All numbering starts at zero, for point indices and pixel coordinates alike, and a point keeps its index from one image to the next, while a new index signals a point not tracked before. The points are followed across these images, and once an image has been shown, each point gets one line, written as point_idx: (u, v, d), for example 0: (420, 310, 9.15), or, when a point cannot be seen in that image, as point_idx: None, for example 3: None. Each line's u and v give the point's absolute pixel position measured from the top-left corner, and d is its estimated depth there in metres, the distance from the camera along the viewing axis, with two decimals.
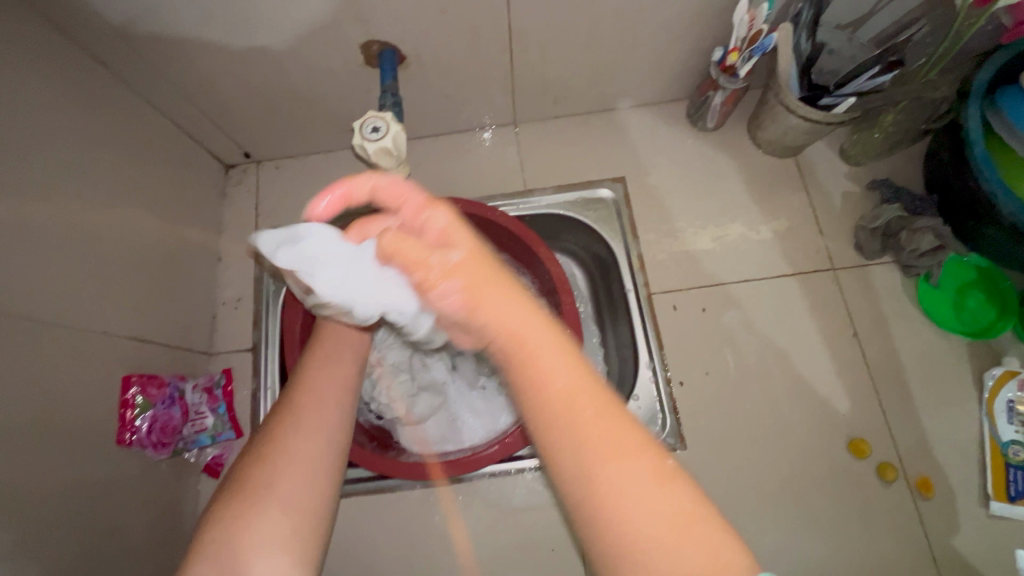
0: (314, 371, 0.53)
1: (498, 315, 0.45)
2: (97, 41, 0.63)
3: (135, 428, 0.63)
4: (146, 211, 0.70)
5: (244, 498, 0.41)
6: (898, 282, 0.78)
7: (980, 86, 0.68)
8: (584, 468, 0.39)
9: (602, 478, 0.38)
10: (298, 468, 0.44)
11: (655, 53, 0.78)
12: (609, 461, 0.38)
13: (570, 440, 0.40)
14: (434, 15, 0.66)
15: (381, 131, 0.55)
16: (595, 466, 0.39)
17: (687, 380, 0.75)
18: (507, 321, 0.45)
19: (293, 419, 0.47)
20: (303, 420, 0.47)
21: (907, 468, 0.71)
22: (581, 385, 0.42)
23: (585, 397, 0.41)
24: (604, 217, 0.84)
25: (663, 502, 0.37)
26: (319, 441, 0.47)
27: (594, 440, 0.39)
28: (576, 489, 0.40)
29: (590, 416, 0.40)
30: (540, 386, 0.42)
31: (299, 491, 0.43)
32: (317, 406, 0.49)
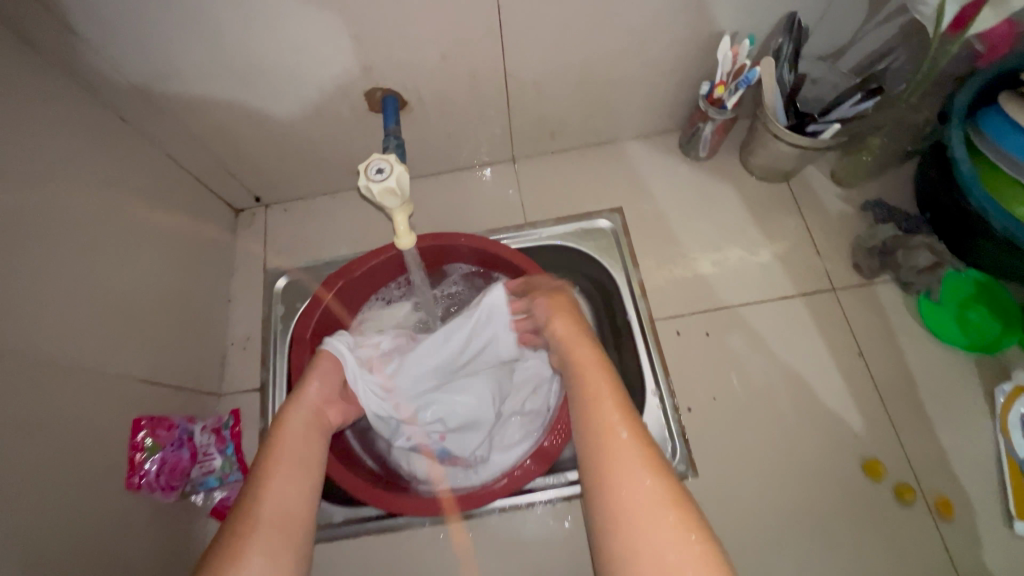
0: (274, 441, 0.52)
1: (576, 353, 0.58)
2: (117, 96, 0.67)
3: (145, 470, 0.62)
4: (160, 255, 0.72)
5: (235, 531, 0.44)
6: (900, 300, 0.79)
7: (960, 107, 0.70)
8: (635, 510, 0.42)
9: (637, 510, 0.42)
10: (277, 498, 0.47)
11: (646, 88, 0.81)
12: (638, 498, 0.42)
13: (616, 478, 0.44)
14: (434, 61, 0.70)
15: (386, 172, 0.58)
16: (619, 501, 0.43)
17: (694, 406, 0.75)
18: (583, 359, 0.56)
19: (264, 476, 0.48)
20: (277, 465, 0.49)
21: (925, 488, 0.69)
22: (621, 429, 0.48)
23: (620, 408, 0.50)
24: (603, 246, 0.86)
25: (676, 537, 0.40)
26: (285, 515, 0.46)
27: (631, 478, 0.43)
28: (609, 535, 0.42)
29: (624, 458, 0.45)
30: (595, 417, 0.50)
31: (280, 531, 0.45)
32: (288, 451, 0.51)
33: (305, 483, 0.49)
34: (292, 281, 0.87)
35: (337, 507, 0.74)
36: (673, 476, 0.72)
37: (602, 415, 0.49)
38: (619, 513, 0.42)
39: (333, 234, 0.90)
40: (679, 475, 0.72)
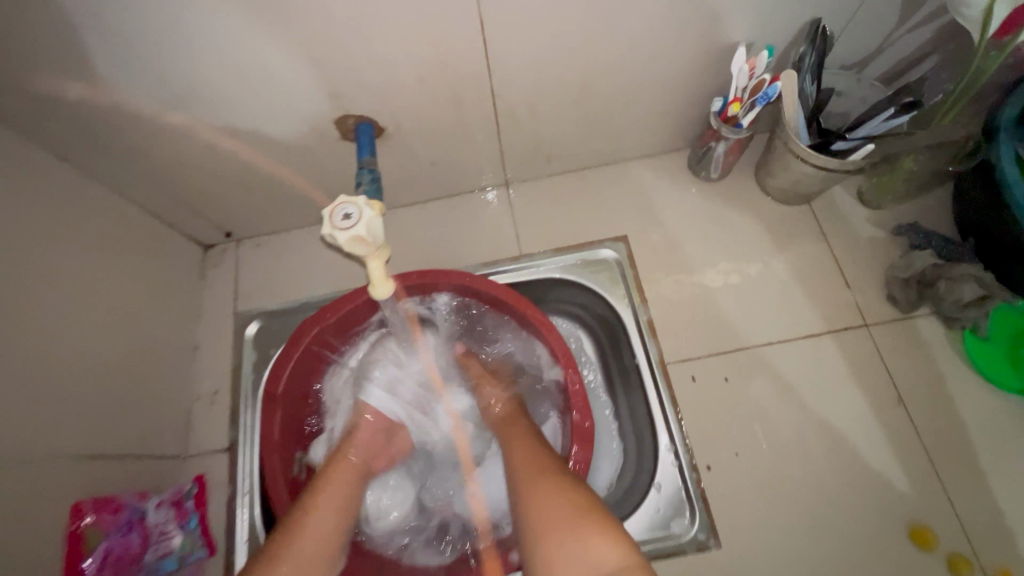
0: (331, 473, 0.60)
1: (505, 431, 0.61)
2: (55, 137, 0.59)
3: (86, 565, 0.54)
4: (113, 307, 0.64)
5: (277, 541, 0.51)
6: (943, 337, 0.70)
7: (1007, 121, 0.62)
8: (546, 536, 0.44)
9: (549, 528, 0.45)
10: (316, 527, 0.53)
11: (652, 105, 0.73)
12: (551, 515, 0.45)
13: (525, 500, 0.48)
14: (413, 84, 0.62)
15: (353, 218, 0.50)
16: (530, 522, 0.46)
17: (715, 463, 0.66)
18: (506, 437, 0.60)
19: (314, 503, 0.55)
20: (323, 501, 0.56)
21: (983, 560, 0.60)
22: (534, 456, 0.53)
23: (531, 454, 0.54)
24: (607, 280, 0.77)
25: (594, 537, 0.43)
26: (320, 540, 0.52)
27: (541, 495, 0.47)
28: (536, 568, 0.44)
29: (532, 482, 0.49)
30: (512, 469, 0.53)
31: (314, 548, 0.51)
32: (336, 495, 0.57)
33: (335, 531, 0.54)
34: (264, 325, 0.79)
35: None
36: (693, 546, 0.63)
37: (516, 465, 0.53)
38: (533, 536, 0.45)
39: (310, 271, 0.82)
40: (700, 545, 0.63)
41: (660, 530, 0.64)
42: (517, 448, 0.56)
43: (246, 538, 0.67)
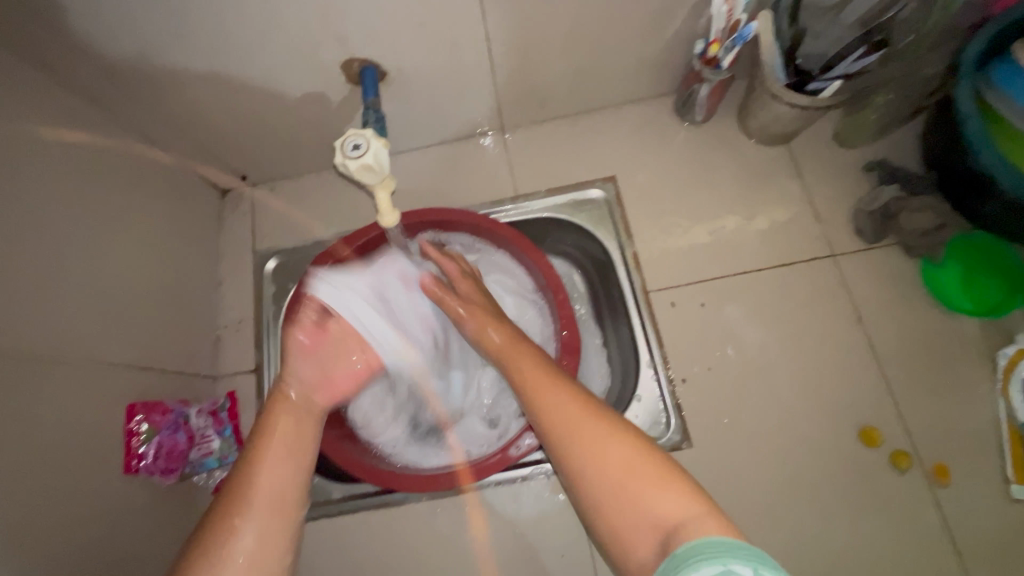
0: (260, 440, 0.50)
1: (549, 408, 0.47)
2: (85, 78, 0.65)
3: (142, 455, 0.63)
4: (146, 241, 0.71)
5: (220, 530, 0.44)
6: (902, 264, 0.76)
7: (973, 58, 0.66)
8: (607, 493, 0.41)
9: (617, 482, 0.41)
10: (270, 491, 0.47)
11: (638, 49, 0.77)
12: (607, 469, 0.42)
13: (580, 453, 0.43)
14: (412, 29, 0.66)
15: (362, 148, 0.55)
16: (594, 462, 0.42)
17: (689, 377, 0.74)
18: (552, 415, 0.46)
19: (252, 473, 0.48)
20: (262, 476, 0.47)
21: (921, 455, 0.69)
22: (592, 421, 0.44)
23: (584, 421, 0.44)
24: (596, 218, 0.84)
25: (656, 490, 0.40)
26: (279, 496, 0.47)
27: (590, 440, 0.43)
28: (599, 509, 0.42)
29: (585, 432, 0.44)
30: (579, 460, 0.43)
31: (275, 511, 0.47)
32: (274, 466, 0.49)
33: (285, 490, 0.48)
34: (282, 262, 0.86)
35: (335, 483, 0.75)
36: (668, 447, 0.72)
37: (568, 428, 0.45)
38: (610, 508, 0.41)
39: (321, 212, 0.89)
40: (674, 446, 0.72)
41: None
42: (569, 411, 0.46)
43: None
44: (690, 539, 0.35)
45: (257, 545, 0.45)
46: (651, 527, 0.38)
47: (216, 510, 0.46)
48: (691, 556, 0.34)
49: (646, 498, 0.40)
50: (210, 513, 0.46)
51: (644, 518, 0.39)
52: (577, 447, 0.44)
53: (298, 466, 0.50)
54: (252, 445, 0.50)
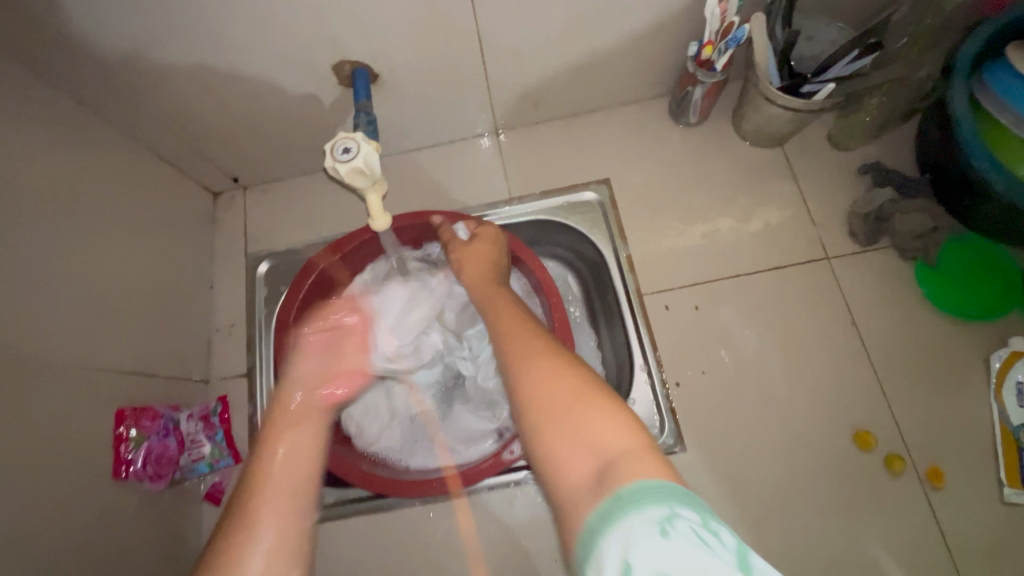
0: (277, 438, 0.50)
1: (517, 355, 0.46)
2: (75, 79, 0.64)
3: (131, 460, 0.63)
4: (137, 243, 0.71)
5: (234, 538, 0.41)
6: (896, 267, 0.76)
7: (966, 61, 0.66)
8: (552, 430, 0.38)
9: (561, 409, 0.39)
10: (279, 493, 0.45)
11: (633, 50, 0.77)
12: (556, 407, 0.39)
13: (534, 391, 0.41)
14: (405, 31, 0.66)
15: (352, 151, 0.55)
16: (542, 397, 0.40)
17: (684, 380, 0.74)
18: (516, 360, 0.45)
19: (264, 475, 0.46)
20: (274, 472, 0.46)
21: (916, 458, 0.68)
22: (550, 364, 0.43)
23: (546, 366, 0.43)
24: (590, 220, 0.83)
25: (608, 429, 0.36)
26: (291, 488, 0.46)
27: (548, 379, 0.41)
28: (545, 458, 0.38)
29: (542, 369, 0.42)
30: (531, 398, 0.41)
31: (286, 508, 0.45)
32: (287, 462, 0.48)
33: (300, 486, 0.47)
34: (274, 265, 0.86)
35: (328, 488, 0.74)
36: (662, 451, 0.71)
37: (529, 370, 0.43)
38: (551, 448, 0.38)
39: (313, 215, 0.88)
40: (668, 450, 0.71)
41: None
42: (533, 351, 0.45)
43: None
44: (639, 479, 0.31)
45: (275, 544, 0.42)
46: (593, 460, 0.34)
47: (230, 506, 0.45)
48: (630, 499, 0.29)
49: (596, 433, 0.36)
50: (227, 512, 0.44)
51: (590, 454, 0.35)
52: (533, 389, 0.41)
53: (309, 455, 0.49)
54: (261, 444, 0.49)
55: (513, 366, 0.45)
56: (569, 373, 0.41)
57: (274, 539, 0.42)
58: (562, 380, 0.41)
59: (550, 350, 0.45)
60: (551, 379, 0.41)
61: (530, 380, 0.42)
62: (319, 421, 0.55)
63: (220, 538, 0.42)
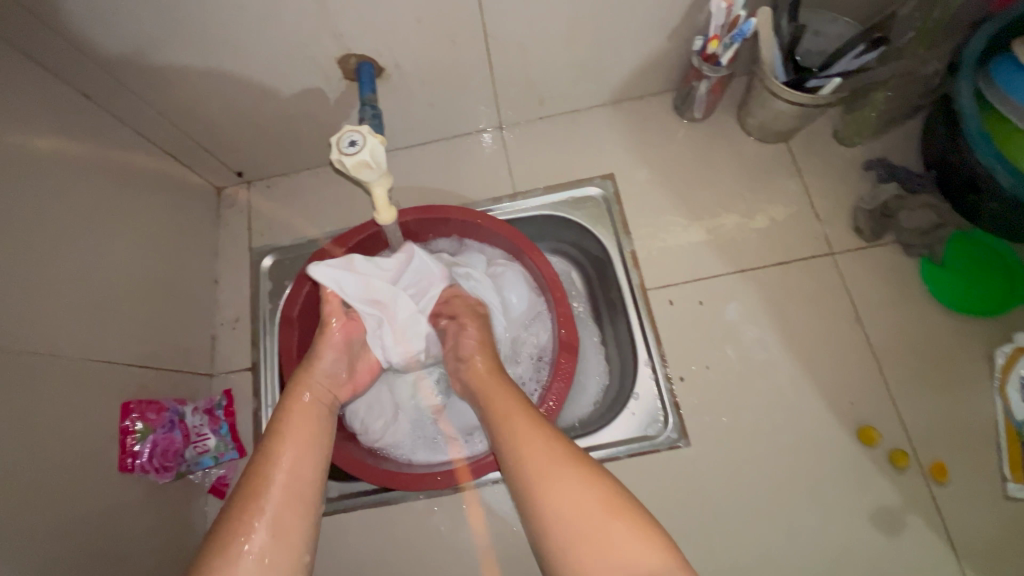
0: (281, 439, 0.51)
1: (521, 442, 0.49)
2: (79, 73, 0.64)
3: (137, 453, 0.63)
4: (141, 238, 0.71)
5: (235, 545, 0.43)
6: (901, 262, 0.76)
7: (972, 56, 0.65)
8: (566, 525, 0.44)
9: (588, 530, 0.43)
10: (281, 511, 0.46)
11: (638, 45, 0.77)
12: (571, 507, 0.44)
13: (544, 488, 0.46)
14: (410, 25, 0.66)
15: (358, 145, 0.55)
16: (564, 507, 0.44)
17: (688, 375, 0.74)
18: (522, 451, 0.49)
19: (267, 482, 0.47)
20: (280, 480, 0.48)
21: (919, 454, 0.69)
22: (557, 461, 0.47)
23: (553, 457, 0.47)
24: (594, 215, 0.83)
25: (631, 545, 0.42)
26: (296, 496, 0.48)
27: (558, 477, 0.46)
28: (559, 547, 0.43)
29: (553, 468, 0.47)
30: (542, 491, 0.46)
31: (288, 524, 0.46)
32: (291, 468, 0.49)
33: (302, 494, 0.48)
34: (278, 259, 0.86)
35: (332, 482, 0.75)
36: (666, 445, 0.72)
37: (537, 460, 0.47)
38: (563, 542, 0.43)
39: (317, 210, 0.88)
40: (672, 445, 0.72)
41: (638, 434, 0.73)
42: (542, 452, 0.48)
43: None
44: None
45: (268, 552, 0.44)
46: (618, 571, 0.41)
47: (234, 504, 0.46)
48: None
49: (611, 541, 0.42)
50: (230, 505, 0.46)
51: (610, 561, 0.41)
52: (547, 482, 0.46)
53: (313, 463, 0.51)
54: (271, 446, 0.50)
55: (514, 451, 0.49)
56: (580, 470, 0.46)
57: (269, 539, 0.45)
58: (570, 478, 0.45)
59: (558, 443, 0.49)
60: (563, 475, 0.46)
61: (540, 483, 0.46)
62: (325, 431, 0.55)
63: (219, 541, 0.44)
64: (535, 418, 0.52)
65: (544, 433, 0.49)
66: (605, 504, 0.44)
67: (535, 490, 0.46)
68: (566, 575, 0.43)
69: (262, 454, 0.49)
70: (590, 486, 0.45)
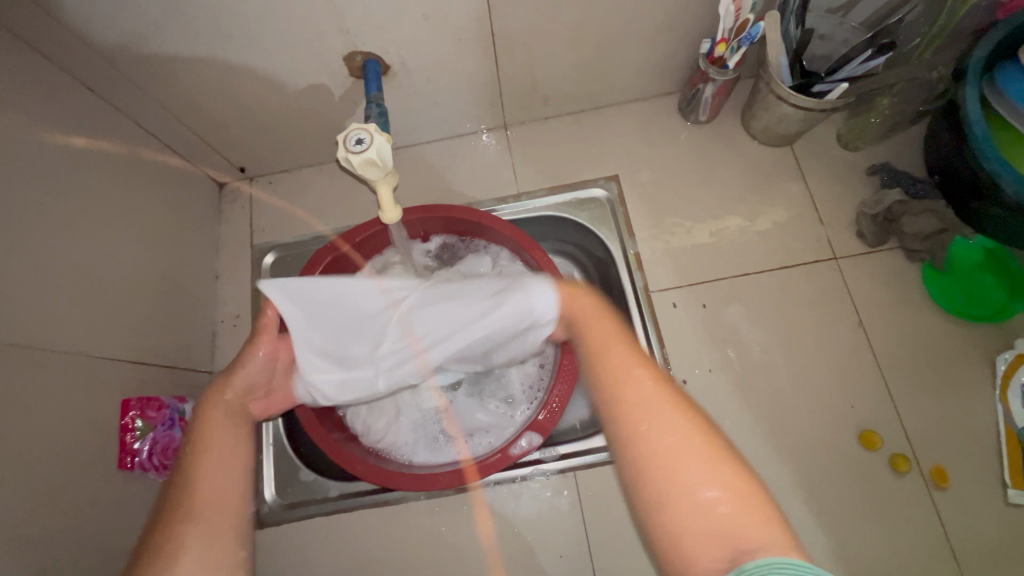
0: (207, 447, 0.47)
1: (632, 394, 0.44)
2: (80, 64, 0.63)
3: (137, 450, 0.62)
4: (142, 233, 0.70)
5: (155, 562, 0.41)
6: (904, 268, 0.76)
7: (978, 63, 0.66)
8: (661, 479, 0.39)
9: (687, 484, 0.38)
10: (203, 521, 0.43)
11: (645, 46, 0.76)
12: (677, 458, 0.39)
13: (652, 437, 0.41)
14: (417, 23, 0.66)
15: (366, 143, 0.55)
16: (661, 458, 0.39)
17: (690, 378, 0.74)
18: (648, 403, 0.43)
19: (184, 496, 0.44)
20: (201, 490, 0.44)
21: (920, 459, 0.69)
22: (671, 411, 0.42)
23: (674, 416, 0.42)
24: (598, 217, 0.83)
25: (744, 511, 0.36)
26: (216, 503, 0.44)
27: (666, 427, 0.41)
28: (651, 506, 0.39)
29: (655, 419, 0.41)
30: (642, 443, 0.40)
31: (218, 533, 0.43)
32: (214, 475, 0.46)
33: (230, 498, 0.45)
34: (280, 257, 0.85)
35: (332, 481, 0.74)
36: None
37: (668, 414, 0.42)
38: (656, 496, 0.39)
39: (319, 207, 0.88)
40: None
41: None
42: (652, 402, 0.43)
43: (272, 439, 0.76)
44: (768, 558, 0.33)
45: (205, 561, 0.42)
46: (719, 542, 0.35)
47: (158, 521, 0.43)
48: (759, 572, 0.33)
49: (713, 500, 0.37)
50: (152, 526, 0.43)
51: (708, 526, 0.36)
52: (647, 438, 0.40)
53: (239, 463, 0.48)
54: (190, 457, 0.47)
55: (628, 398, 0.44)
56: (695, 425, 0.41)
57: (199, 551, 0.42)
58: (675, 429, 0.41)
59: (675, 396, 0.43)
60: (670, 431, 0.41)
61: (643, 432, 0.41)
62: (242, 430, 0.51)
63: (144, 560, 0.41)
64: (663, 376, 0.45)
65: (666, 388, 0.44)
66: (712, 462, 0.39)
67: (631, 445, 0.41)
68: (659, 540, 0.38)
69: (183, 463, 0.46)
70: (705, 445, 0.40)
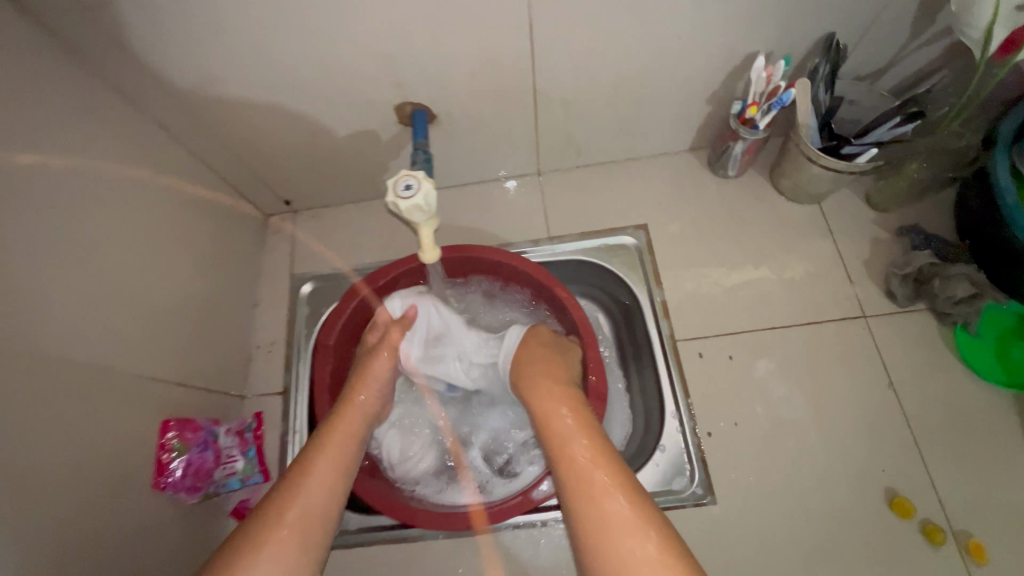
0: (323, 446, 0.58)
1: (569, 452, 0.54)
2: (155, 105, 0.69)
3: (172, 470, 0.64)
4: (193, 260, 0.74)
5: (264, 535, 0.48)
6: (935, 330, 0.76)
7: (1006, 134, 0.68)
8: (594, 532, 0.47)
9: (613, 538, 0.46)
10: (299, 513, 0.50)
11: (678, 105, 0.80)
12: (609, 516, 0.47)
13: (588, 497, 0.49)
14: (465, 79, 0.71)
15: (413, 188, 0.58)
16: (608, 518, 0.47)
17: (715, 430, 0.74)
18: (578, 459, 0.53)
19: (292, 483, 0.53)
20: (306, 485, 0.53)
21: (956, 530, 0.66)
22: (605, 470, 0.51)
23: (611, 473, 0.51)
24: (627, 263, 0.85)
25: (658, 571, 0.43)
26: (313, 512, 0.51)
27: (604, 495, 0.49)
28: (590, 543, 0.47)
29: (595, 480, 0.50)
30: (582, 499, 0.50)
31: (299, 536, 0.49)
32: (317, 477, 0.54)
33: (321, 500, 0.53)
34: (317, 287, 0.89)
35: (351, 513, 0.75)
36: (692, 501, 0.71)
37: (592, 471, 0.51)
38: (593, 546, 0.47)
39: (357, 242, 0.92)
40: (698, 501, 0.71)
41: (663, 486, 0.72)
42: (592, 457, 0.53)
43: None
44: None
45: (287, 546, 0.48)
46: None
47: (254, 522, 0.49)
48: None
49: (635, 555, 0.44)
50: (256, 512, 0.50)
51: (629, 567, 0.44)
52: (587, 492, 0.50)
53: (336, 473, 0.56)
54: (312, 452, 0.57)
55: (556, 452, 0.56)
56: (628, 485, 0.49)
57: (287, 558, 0.48)
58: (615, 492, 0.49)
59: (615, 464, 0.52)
60: (610, 493, 0.49)
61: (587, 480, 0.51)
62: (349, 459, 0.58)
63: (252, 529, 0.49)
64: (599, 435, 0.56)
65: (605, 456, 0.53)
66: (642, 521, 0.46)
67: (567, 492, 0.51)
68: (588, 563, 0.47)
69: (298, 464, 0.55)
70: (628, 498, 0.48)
